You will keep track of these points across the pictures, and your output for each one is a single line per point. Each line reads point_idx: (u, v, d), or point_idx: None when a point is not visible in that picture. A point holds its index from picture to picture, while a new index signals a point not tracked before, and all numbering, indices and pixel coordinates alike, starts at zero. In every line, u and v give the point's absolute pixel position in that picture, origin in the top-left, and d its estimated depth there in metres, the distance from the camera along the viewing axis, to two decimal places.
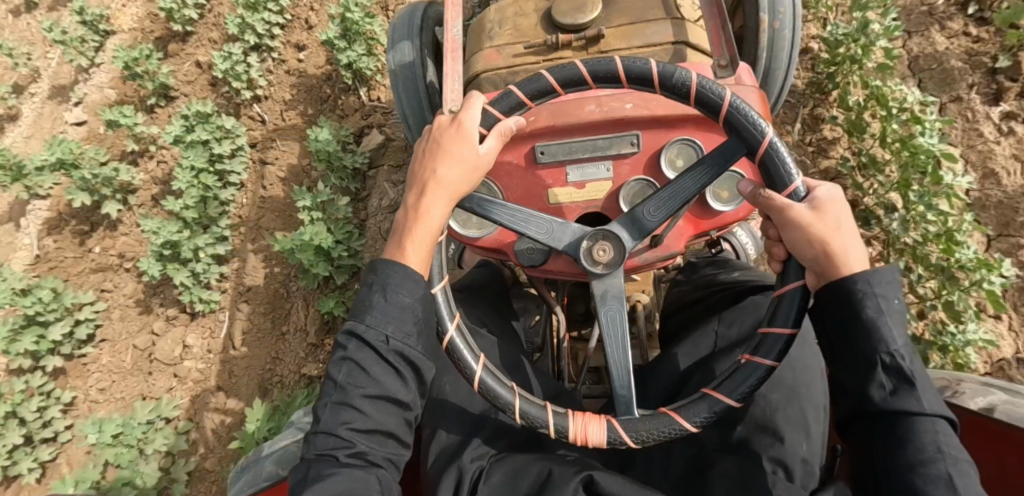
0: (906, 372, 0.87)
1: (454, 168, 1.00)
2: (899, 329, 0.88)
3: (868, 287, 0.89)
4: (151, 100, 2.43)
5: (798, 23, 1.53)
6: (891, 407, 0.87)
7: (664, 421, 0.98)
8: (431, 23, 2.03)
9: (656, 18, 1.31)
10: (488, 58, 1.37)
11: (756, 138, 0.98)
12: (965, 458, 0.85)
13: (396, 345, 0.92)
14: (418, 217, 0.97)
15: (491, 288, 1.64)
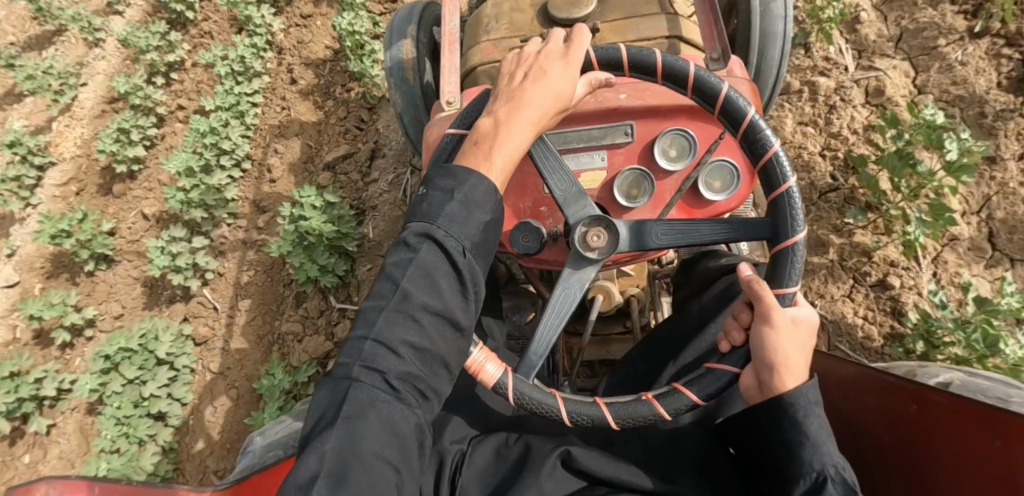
0: (850, 483, 0.87)
1: (545, 91, 0.99)
2: (835, 445, 0.90)
3: (807, 402, 0.91)
4: (89, 265, 2.24)
5: (790, 29, 1.56)
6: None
7: (545, 395, 1.02)
8: (428, 23, 2.06)
9: (650, 13, 1.33)
10: (485, 51, 1.40)
11: (788, 234, 0.98)
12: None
13: (469, 262, 0.92)
14: (502, 134, 0.97)
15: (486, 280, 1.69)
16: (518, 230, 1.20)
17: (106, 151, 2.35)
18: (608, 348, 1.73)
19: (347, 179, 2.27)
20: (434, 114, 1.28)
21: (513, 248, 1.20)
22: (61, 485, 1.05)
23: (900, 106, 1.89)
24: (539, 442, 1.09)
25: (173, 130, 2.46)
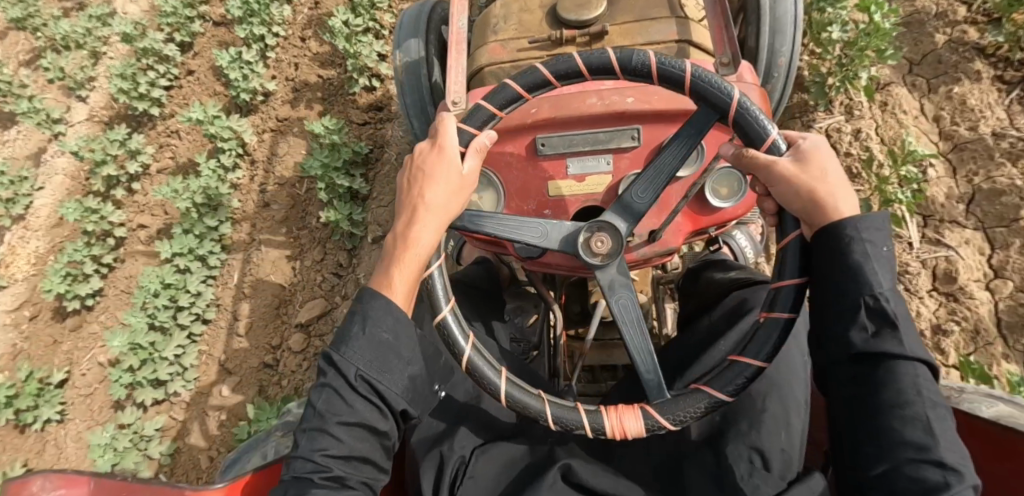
0: (889, 314, 0.88)
1: (444, 191, 1.04)
2: (885, 274, 0.90)
3: (856, 231, 0.91)
4: (36, 424, 2.10)
5: (800, 43, 1.55)
6: (883, 350, 0.87)
7: (699, 398, 0.98)
8: (438, 20, 2.05)
9: (660, 17, 1.32)
10: (492, 52, 1.38)
11: (761, 135, 0.99)
12: (940, 401, 0.87)
13: (373, 373, 0.95)
14: (407, 242, 1.01)
15: (483, 286, 1.66)
16: None
17: (55, 291, 2.26)
18: (612, 354, 1.71)
19: (323, 341, 2.09)
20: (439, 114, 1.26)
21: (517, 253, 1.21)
22: (57, 478, 0.97)
23: (976, 298, 1.72)
24: (546, 454, 1.09)
25: (132, 248, 2.37)
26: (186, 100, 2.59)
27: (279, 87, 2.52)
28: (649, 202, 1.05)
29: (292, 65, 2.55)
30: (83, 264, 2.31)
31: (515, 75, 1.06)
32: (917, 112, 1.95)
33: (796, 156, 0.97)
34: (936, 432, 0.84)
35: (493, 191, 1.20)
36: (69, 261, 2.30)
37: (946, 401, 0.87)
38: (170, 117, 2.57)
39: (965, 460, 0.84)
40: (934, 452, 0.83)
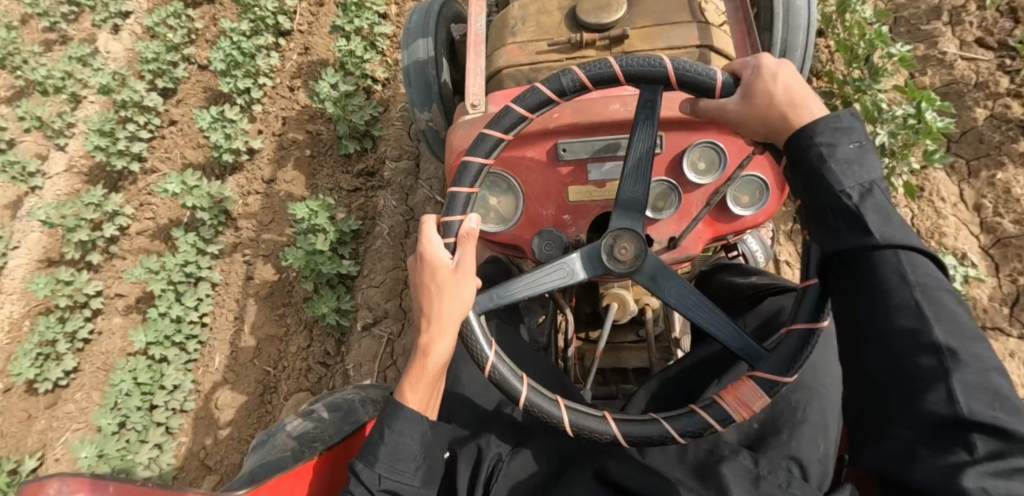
0: (853, 210, 0.84)
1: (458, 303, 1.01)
2: (851, 171, 0.86)
3: (812, 134, 0.88)
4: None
5: (810, 48, 1.57)
6: (859, 250, 0.84)
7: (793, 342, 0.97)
8: (446, 20, 2.03)
9: (680, 21, 1.31)
10: (510, 53, 1.38)
11: (705, 84, 0.99)
12: (932, 288, 0.80)
13: (391, 480, 1.00)
14: (426, 356, 1.01)
15: (502, 284, 1.68)
16: (541, 240, 1.19)
17: (25, 376, 2.27)
18: (623, 356, 1.71)
19: None
20: (459, 117, 1.27)
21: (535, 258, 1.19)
22: (74, 482, 0.96)
23: None
24: (579, 454, 1.10)
25: (110, 320, 2.39)
26: (165, 159, 2.58)
27: (265, 144, 2.50)
28: (644, 192, 1.05)
29: (279, 119, 2.53)
30: (58, 341, 2.34)
31: (491, 124, 1.06)
32: (958, 199, 1.97)
33: (744, 89, 0.96)
34: (932, 317, 0.78)
35: (512, 195, 1.22)
36: (40, 340, 2.33)
37: (944, 290, 0.80)
38: (148, 175, 2.57)
39: (974, 339, 0.78)
40: (933, 339, 0.77)
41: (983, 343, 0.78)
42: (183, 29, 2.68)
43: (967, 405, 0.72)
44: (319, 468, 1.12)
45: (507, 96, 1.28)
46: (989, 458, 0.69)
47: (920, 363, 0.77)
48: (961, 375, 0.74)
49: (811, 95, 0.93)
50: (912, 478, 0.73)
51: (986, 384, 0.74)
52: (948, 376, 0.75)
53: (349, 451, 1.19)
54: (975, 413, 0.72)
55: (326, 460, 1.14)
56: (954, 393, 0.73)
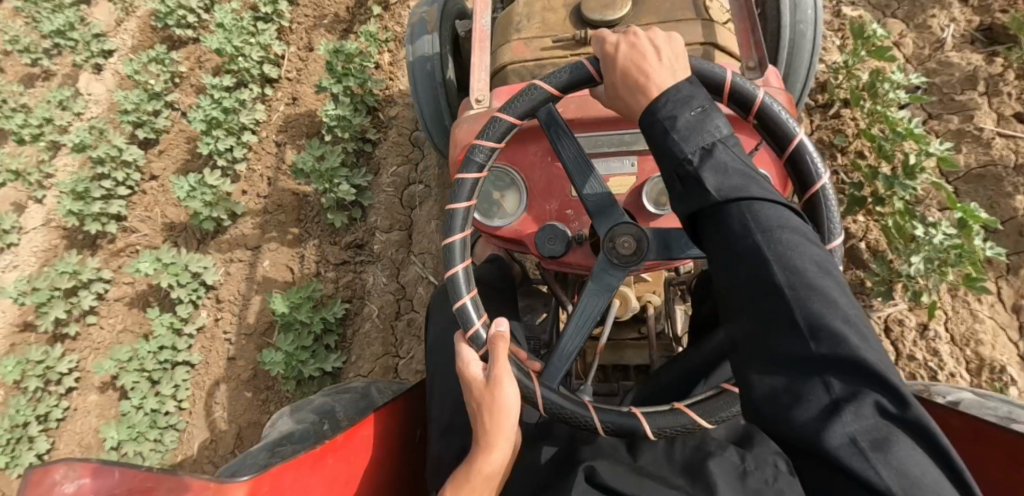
0: (699, 171, 0.84)
1: (500, 413, 1.01)
2: (695, 134, 0.87)
3: (657, 109, 0.90)
4: None
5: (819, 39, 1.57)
6: (704, 210, 0.84)
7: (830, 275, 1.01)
8: (450, 17, 2.04)
9: (685, 18, 1.32)
10: (514, 50, 1.38)
11: (579, 80, 1.05)
12: (778, 229, 0.79)
13: None
14: (478, 472, 1.01)
15: (497, 283, 1.67)
16: (542, 234, 1.19)
17: None
18: (624, 354, 1.70)
19: None
20: (464, 111, 1.28)
21: (538, 250, 1.20)
22: (81, 467, 0.96)
23: None
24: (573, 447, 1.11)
25: (86, 398, 2.33)
26: (144, 219, 2.55)
27: (249, 206, 2.47)
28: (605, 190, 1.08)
29: (264, 180, 2.50)
30: (29, 424, 2.29)
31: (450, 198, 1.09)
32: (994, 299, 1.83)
33: (605, 86, 1.00)
34: (775, 260, 0.78)
35: (515, 190, 1.24)
36: (10, 424, 2.27)
37: (791, 231, 0.80)
38: (126, 235, 2.54)
39: (819, 273, 0.78)
40: (776, 283, 0.77)
41: (831, 275, 0.78)
42: (168, 72, 2.72)
43: (815, 343, 0.73)
44: (321, 457, 1.14)
45: (512, 92, 1.29)
46: (843, 396, 0.70)
47: (771, 309, 0.77)
48: (806, 313, 0.74)
49: (656, 70, 0.94)
50: (781, 427, 0.73)
51: (835, 317, 0.74)
52: (794, 317, 0.75)
53: (353, 443, 1.20)
54: (824, 351, 0.72)
55: (329, 449, 1.15)
56: (803, 334, 0.73)
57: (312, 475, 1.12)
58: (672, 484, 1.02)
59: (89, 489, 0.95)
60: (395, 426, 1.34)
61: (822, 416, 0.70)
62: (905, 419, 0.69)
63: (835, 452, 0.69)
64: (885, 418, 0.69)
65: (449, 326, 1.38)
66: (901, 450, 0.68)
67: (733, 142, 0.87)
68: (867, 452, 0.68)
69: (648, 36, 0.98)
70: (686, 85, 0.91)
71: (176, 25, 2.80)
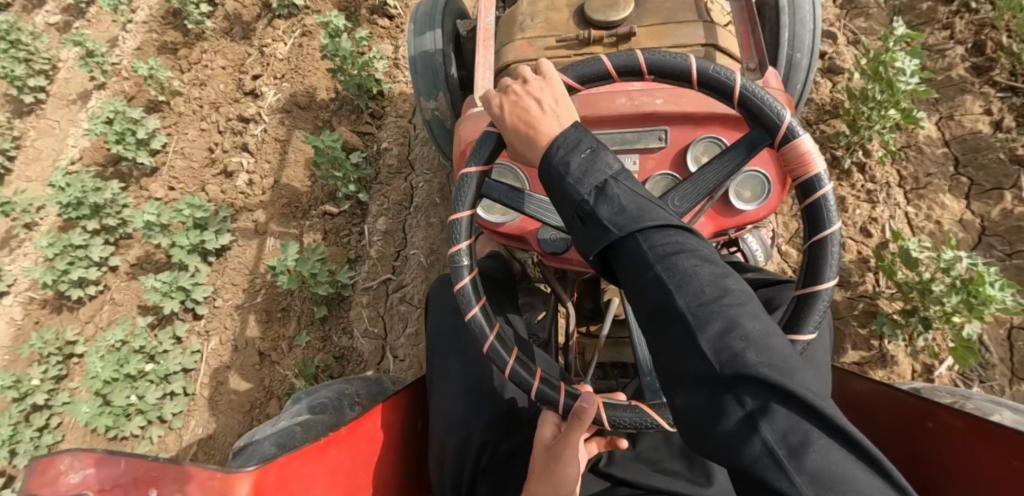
0: (593, 212, 0.87)
1: (558, 483, 1.00)
2: (586, 177, 0.89)
3: (548, 163, 0.93)
4: None
5: (819, 36, 1.60)
6: (606, 246, 0.86)
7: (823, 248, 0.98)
8: (452, 17, 2.04)
9: (686, 19, 1.34)
10: (519, 48, 1.40)
11: (490, 141, 1.10)
12: (672, 255, 0.83)
13: None
14: None
15: (499, 279, 1.69)
16: (546, 230, 1.22)
17: None
18: (623, 350, 1.73)
19: None
20: (468, 109, 1.31)
21: (540, 247, 1.23)
22: (86, 457, 0.97)
23: None
24: None
25: None
26: None
27: None
28: None
29: None
30: None
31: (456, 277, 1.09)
32: None
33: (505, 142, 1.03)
34: (673, 287, 0.81)
35: (518, 187, 1.26)
36: None
37: (686, 253, 0.83)
38: None
39: (717, 291, 0.80)
40: (678, 309, 0.80)
41: (732, 290, 0.81)
42: (53, 369, 2.31)
43: (718, 364, 0.76)
44: (324, 447, 1.16)
45: None
46: (756, 410, 0.73)
47: (677, 335, 0.80)
48: (706, 335, 0.77)
49: (541, 120, 0.97)
50: (705, 447, 0.77)
51: (734, 335, 0.77)
52: (696, 341, 0.78)
53: (356, 434, 1.22)
54: (728, 369, 0.75)
55: (332, 440, 1.17)
56: (706, 356, 0.77)
57: (316, 464, 1.14)
58: (671, 468, 1.09)
59: (95, 479, 0.96)
60: (398, 419, 1.36)
61: (739, 432, 0.74)
62: (817, 420, 0.72)
63: (757, 467, 0.72)
64: (797, 421, 0.72)
65: (446, 318, 1.39)
66: (817, 451, 0.71)
67: (625, 174, 0.90)
68: (784, 461, 0.71)
69: (525, 89, 1.00)
70: (571, 129, 0.94)
71: (71, 287, 2.39)
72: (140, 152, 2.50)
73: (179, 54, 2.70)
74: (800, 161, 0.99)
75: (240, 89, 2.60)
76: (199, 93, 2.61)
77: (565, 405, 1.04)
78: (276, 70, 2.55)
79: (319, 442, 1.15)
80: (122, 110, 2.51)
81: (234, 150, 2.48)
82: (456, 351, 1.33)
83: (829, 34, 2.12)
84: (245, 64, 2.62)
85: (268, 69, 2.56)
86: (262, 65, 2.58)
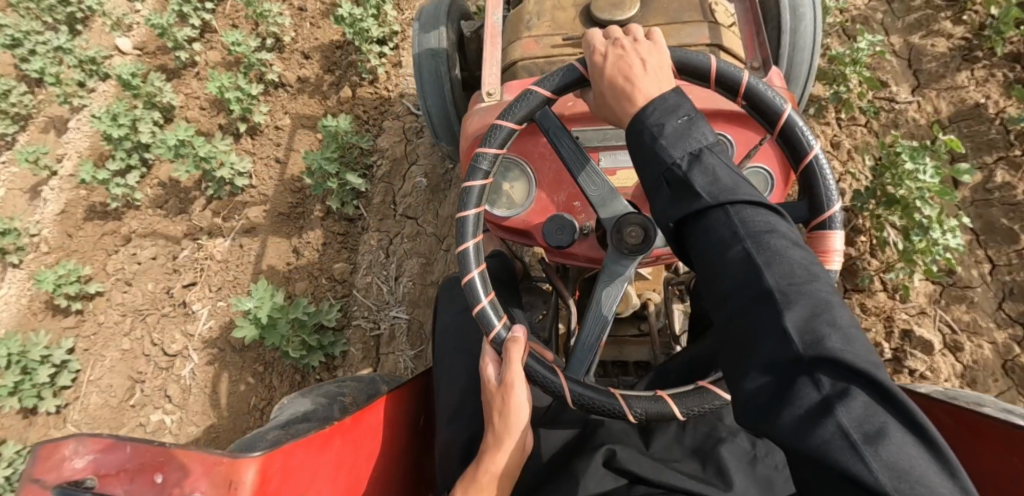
0: (684, 178, 0.88)
1: (513, 414, 1.07)
2: (679, 144, 0.90)
3: (643, 117, 0.95)
4: None
5: (820, 43, 1.62)
6: (691, 214, 0.86)
7: None
8: (456, 18, 2.06)
9: (691, 20, 1.36)
10: (526, 46, 1.42)
11: (574, 73, 1.10)
12: (767, 233, 0.81)
13: None
14: (490, 449, 1.06)
15: (504, 277, 1.70)
16: (551, 224, 1.22)
17: None
18: (624, 352, 1.77)
19: None
20: (475, 103, 1.33)
21: (545, 241, 1.23)
22: (90, 442, 0.97)
23: None
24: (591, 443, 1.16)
25: None
26: None
27: None
28: (608, 184, 1.13)
29: None
30: None
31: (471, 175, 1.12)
32: None
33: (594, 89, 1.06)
34: (763, 263, 0.79)
35: (525, 180, 1.27)
36: None
37: (781, 236, 0.82)
38: None
39: (807, 276, 0.78)
40: (765, 286, 0.77)
41: (820, 279, 0.79)
42: None
43: (801, 343, 0.72)
44: (329, 438, 1.15)
45: (521, 85, 1.32)
46: (834, 393, 0.69)
47: (758, 310, 0.77)
48: (793, 313, 0.74)
49: (640, 79, 0.99)
50: (766, 426, 0.73)
51: (821, 319, 0.74)
52: (781, 317, 0.75)
53: (359, 427, 1.22)
54: (811, 350, 0.72)
55: (337, 431, 1.17)
56: (789, 334, 0.73)
57: (320, 456, 1.14)
58: (685, 469, 1.09)
59: (97, 465, 0.96)
60: (403, 414, 1.37)
61: (812, 413, 0.70)
62: (897, 413, 0.69)
63: (824, 448, 0.69)
64: (877, 413, 0.68)
65: (454, 318, 1.42)
66: (892, 444, 0.67)
67: (718, 148, 0.91)
68: (859, 446, 0.67)
69: (634, 47, 1.02)
70: (671, 95, 0.95)
71: None
72: (43, 394, 2.33)
73: (106, 227, 2.61)
74: (820, 252, 1.01)
75: (176, 260, 2.49)
76: (122, 297, 2.47)
77: (496, 336, 1.10)
78: (211, 281, 2.43)
79: (325, 433, 1.14)
80: (19, 352, 2.33)
81: (155, 393, 2.30)
82: (464, 350, 1.34)
83: (924, 343, 1.82)
84: (177, 259, 2.49)
85: (205, 279, 2.44)
86: (196, 270, 2.46)
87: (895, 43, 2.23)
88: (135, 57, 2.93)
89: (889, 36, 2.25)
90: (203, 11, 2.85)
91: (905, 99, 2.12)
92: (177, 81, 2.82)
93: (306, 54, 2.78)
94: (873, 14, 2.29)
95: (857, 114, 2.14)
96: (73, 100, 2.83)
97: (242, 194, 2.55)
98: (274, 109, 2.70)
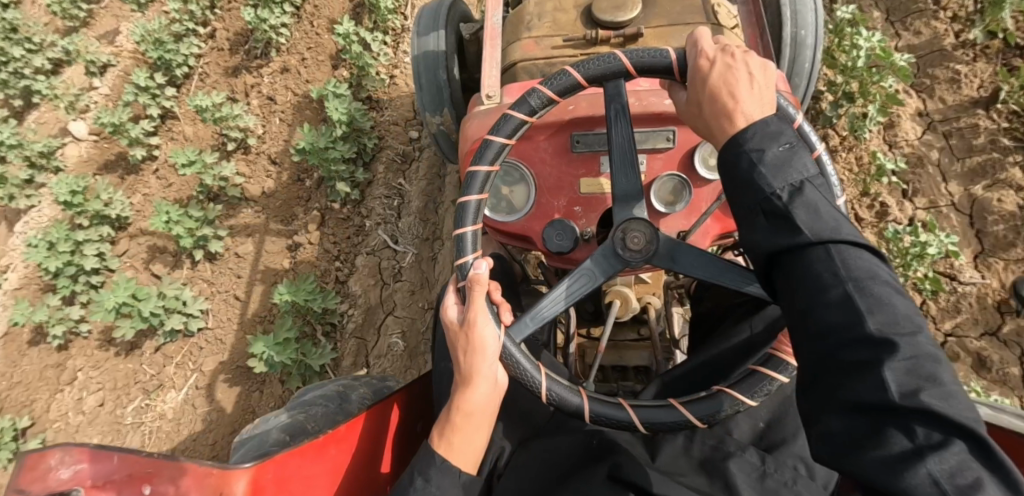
0: (784, 211, 0.83)
1: (478, 351, 1.03)
2: (780, 174, 0.85)
3: (745, 134, 0.89)
4: None
5: (824, 48, 1.60)
6: (785, 248, 0.82)
7: (756, 379, 1.04)
8: (456, 19, 2.04)
9: (694, 22, 1.33)
10: (526, 47, 1.40)
11: (664, 62, 1.04)
12: (872, 279, 0.77)
13: None
14: (463, 388, 1.03)
15: (503, 280, 1.69)
16: (551, 229, 1.20)
17: None
18: (624, 355, 1.76)
19: None
20: (475, 106, 1.30)
21: (546, 247, 1.21)
22: (77, 452, 0.94)
23: None
24: (594, 455, 1.13)
25: None
26: None
27: None
28: (639, 183, 1.08)
29: None
30: None
31: (495, 129, 1.10)
32: None
33: (689, 94, 0.99)
34: (865, 309, 0.75)
35: (524, 185, 1.25)
36: None
37: (885, 283, 0.77)
38: None
39: (910, 327, 0.74)
40: (866, 332, 0.74)
41: (923, 331, 0.75)
42: None
43: (898, 394, 0.69)
44: (325, 446, 1.13)
45: (522, 86, 1.29)
46: (929, 446, 0.66)
47: (856, 356, 0.73)
48: (895, 363, 0.71)
49: (743, 95, 0.92)
50: (851, 470, 0.71)
51: (924, 371, 0.70)
52: (882, 365, 0.71)
53: (354, 433, 1.19)
54: (908, 400, 0.68)
55: (333, 439, 1.14)
56: (888, 382, 0.70)
57: (316, 463, 1.12)
58: (692, 483, 1.07)
59: (86, 474, 0.93)
60: (398, 419, 1.35)
61: (901, 463, 0.67)
62: (993, 471, 0.66)
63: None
64: (973, 470, 0.65)
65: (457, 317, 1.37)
66: None
67: (819, 182, 0.86)
68: None
69: (744, 58, 0.95)
70: (773, 119, 0.89)
71: None
72: None
73: (51, 361, 2.41)
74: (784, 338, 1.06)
75: (124, 413, 2.32)
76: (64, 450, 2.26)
77: (461, 271, 1.09)
78: (163, 445, 2.24)
79: (321, 441, 1.12)
80: None
81: None
82: None
83: None
84: (128, 409, 2.32)
85: (154, 444, 2.25)
86: (143, 431, 2.27)
87: (954, 193, 2.01)
88: (91, 142, 2.72)
89: (946, 182, 2.03)
90: (163, 97, 2.67)
91: (970, 278, 1.90)
92: (133, 180, 2.63)
93: (272, 158, 2.57)
94: (928, 153, 2.07)
95: (913, 294, 1.92)
96: (21, 200, 2.66)
97: (198, 337, 2.38)
98: (236, 229, 2.49)
